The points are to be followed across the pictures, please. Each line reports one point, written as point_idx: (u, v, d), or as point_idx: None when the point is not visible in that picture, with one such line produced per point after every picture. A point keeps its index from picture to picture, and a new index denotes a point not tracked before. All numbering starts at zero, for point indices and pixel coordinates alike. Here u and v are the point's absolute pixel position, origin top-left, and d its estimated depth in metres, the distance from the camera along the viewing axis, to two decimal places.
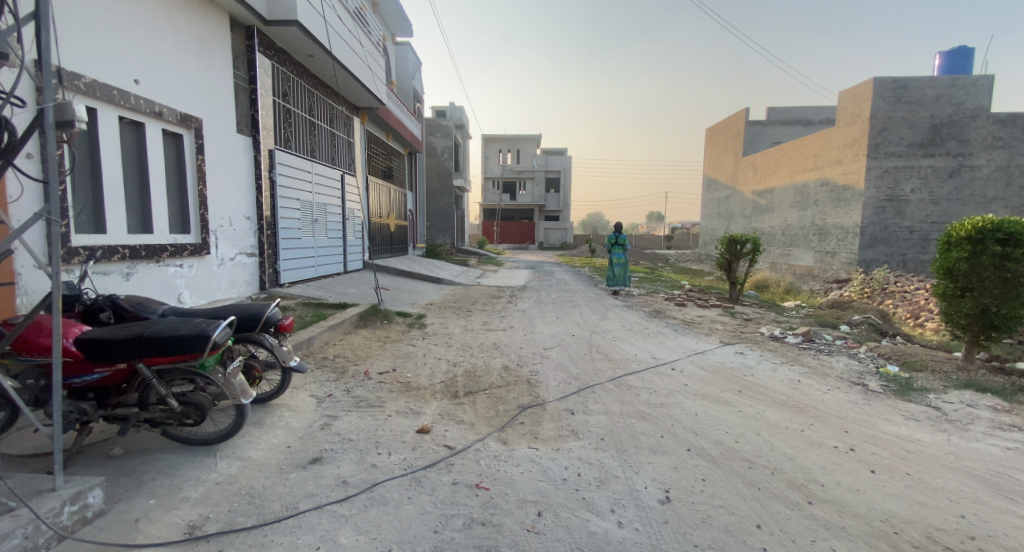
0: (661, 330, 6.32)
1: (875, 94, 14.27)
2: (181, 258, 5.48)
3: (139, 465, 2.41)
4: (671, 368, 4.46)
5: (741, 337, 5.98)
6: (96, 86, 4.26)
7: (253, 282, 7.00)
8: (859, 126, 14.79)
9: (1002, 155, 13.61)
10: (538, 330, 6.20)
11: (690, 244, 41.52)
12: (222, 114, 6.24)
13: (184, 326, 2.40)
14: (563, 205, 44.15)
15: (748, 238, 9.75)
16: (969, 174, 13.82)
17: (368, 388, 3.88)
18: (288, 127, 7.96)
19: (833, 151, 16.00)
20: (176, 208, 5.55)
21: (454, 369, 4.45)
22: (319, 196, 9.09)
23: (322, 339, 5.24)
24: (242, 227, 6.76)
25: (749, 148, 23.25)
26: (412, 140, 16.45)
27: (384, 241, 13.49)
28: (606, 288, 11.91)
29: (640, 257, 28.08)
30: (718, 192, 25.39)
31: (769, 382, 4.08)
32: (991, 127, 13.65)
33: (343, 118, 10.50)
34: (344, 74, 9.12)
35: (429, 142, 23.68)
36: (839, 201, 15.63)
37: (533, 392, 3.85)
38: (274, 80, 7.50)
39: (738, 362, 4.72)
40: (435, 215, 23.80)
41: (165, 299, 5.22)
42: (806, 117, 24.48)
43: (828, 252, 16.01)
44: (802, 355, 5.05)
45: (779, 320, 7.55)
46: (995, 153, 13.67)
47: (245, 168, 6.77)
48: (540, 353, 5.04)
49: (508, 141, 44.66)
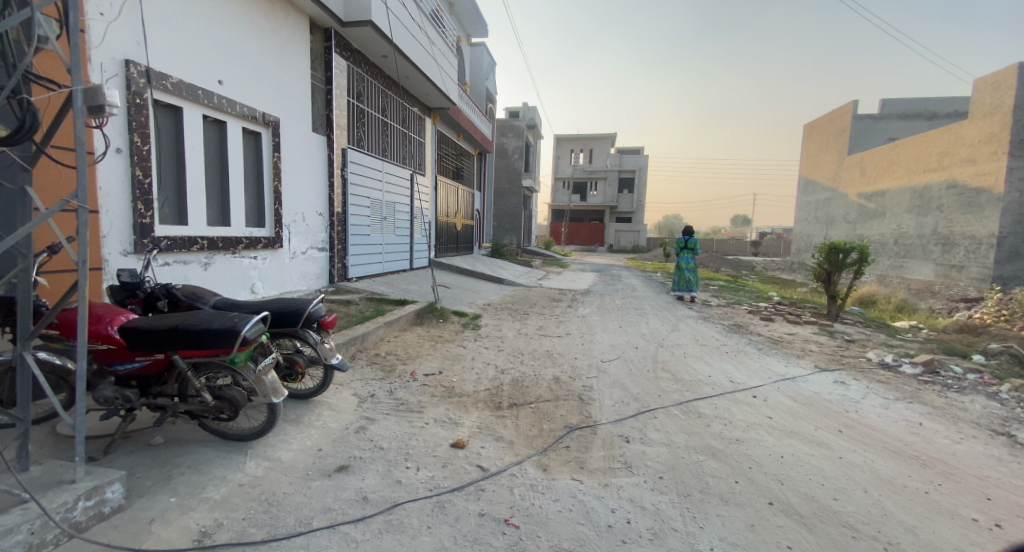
0: (740, 348, 5.57)
1: (1022, 78, 11.90)
2: (255, 250, 5.77)
3: (174, 458, 2.43)
4: (752, 396, 3.82)
5: (840, 363, 5.06)
6: (181, 86, 4.60)
7: (323, 275, 7.29)
8: (998, 119, 12.41)
9: None
10: (598, 339, 5.74)
11: (778, 252, 37.95)
12: (300, 113, 6.53)
13: (217, 319, 2.37)
14: (636, 207, 42.40)
15: (852, 246, 8.42)
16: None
17: (411, 391, 3.73)
18: (361, 127, 8.22)
19: (964, 147, 13.59)
20: (253, 203, 5.85)
21: (501, 377, 4.18)
22: (388, 194, 9.31)
23: (377, 335, 5.24)
24: (315, 222, 7.03)
25: (856, 145, 20.55)
26: (482, 140, 16.52)
27: (450, 240, 13.65)
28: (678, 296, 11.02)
29: (719, 263, 26.05)
30: (815, 194, 22.79)
31: (879, 423, 3.32)
32: None
33: (415, 119, 10.72)
34: (417, 74, 9.24)
35: (500, 143, 23.79)
36: (970, 206, 13.22)
37: (584, 411, 3.46)
38: (349, 81, 7.76)
39: (838, 394, 3.94)
40: (504, 215, 23.86)
41: (239, 289, 5.51)
42: (930, 110, 21.16)
43: (953, 266, 13.60)
44: (922, 390, 4.12)
45: (889, 344, 6.38)
46: None
47: (319, 166, 7.05)
48: (597, 365, 4.60)
49: (581, 141, 43.83)
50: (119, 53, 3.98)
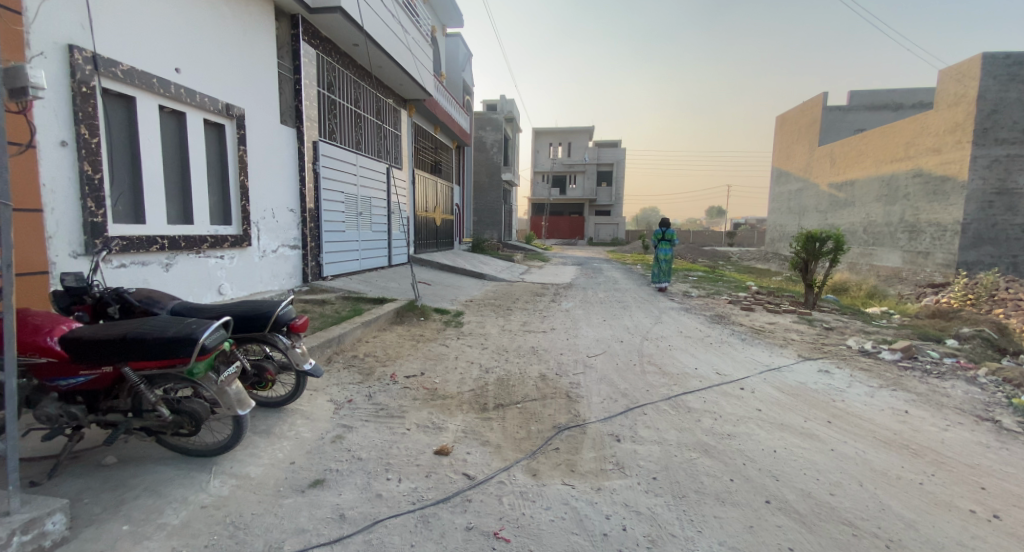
0: (724, 339, 5.56)
1: (984, 70, 12.30)
2: (221, 249, 5.45)
3: (128, 479, 2.21)
4: (740, 388, 3.78)
5: (822, 351, 5.10)
6: (133, 74, 4.27)
7: (296, 274, 6.98)
8: (962, 109, 12.82)
9: None
10: (582, 334, 5.65)
11: (753, 242, 38.89)
12: (266, 104, 6.19)
13: (171, 327, 2.13)
14: (616, 199, 42.63)
15: (828, 234, 8.56)
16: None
17: (391, 395, 3.55)
18: (333, 119, 7.89)
19: (929, 137, 14.01)
20: (218, 199, 5.52)
21: (486, 376, 4.03)
22: (363, 189, 9.01)
23: (354, 336, 5.02)
24: (286, 219, 6.72)
25: (826, 136, 21.04)
26: (460, 133, 16.22)
27: (429, 236, 13.39)
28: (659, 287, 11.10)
29: (697, 254, 26.44)
30: (789, 185, 23.29)
31: (866, 412, 3.31)
32: None
33: (390, 111, 10.40)
34: (390, 64, 8.92)
35: (479, 136, 23.50)
36: (935, 194, 13.66)
37: (572, 410, 3.35)
38: (319, 71, 7.43)
39: (824, 383, 3.93)
40: (484, 210, 23.63)
41: (205, 291, 5.20)
42: (896, 101, 21.79)
43: (920, 252, 14.07)
44: (904, 376, 4.15)
45: (867, 331, 6.48)
46: None
47: (288, 160, 6.72)
48: (583, 361, 4.51)
49: (560, 134, 43.78)
50: (61, 37, 3.65)
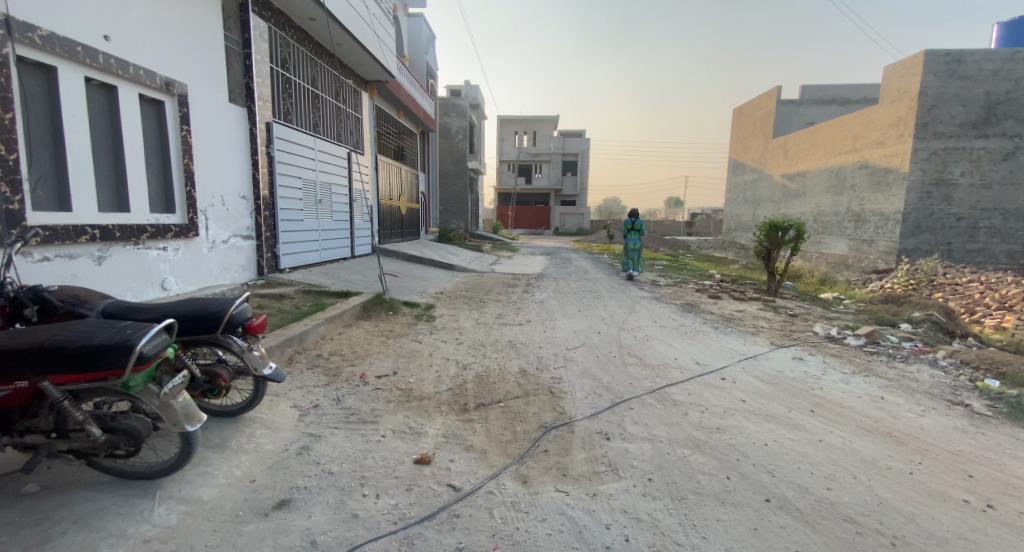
0: (699, 328, 5.59)
1: (926, 67, 13.01)
2: (163, 240, 4.91)
3: (52, 511, 1.85)
4: (722, 378, 3.76)
5: (792, 338, 5.21)
6: (54, 40, 3.68)
7: (250, 267, 6.46)
8: (905, 104, 13.54)
9: None
10: (559, 326, 5.52)
11: (710, 231, 40.38)
12: (211, 79, 5.61)
13: (102, 332, 1.78)
14: (581, 189, 42.91)
15: (790, 224, 8.81)
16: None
17: (361, 398, 3.28)
18: (288, 99, 7.32)
19: (874, 131, 14.75)
20: (159, 184, 4.95)
21: (463, 373, 3.82)
22: (323, 175, 8.48)
23: (317, 333, 4.67)
24: (237, 207, 6.19)
25: (781, 128, 21.87)
26: (425, 118, 15.66)
27: (394, 225, 12.90)
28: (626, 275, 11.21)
29: (660, 244, 27.03)
30: (745, 176, 24.10)
31: (844, 399, 3.36)
32: None
33: (350, 92, 9.83)
34: (351, 42, 8.38)
35: (443, 122, 22.87)
36: (879, 185, 14.45)
37: (557, 407, 3.20)
38: (272, 46, 6.83)
39: (800, 371, 3.98)
40: (449, 199, 23.12)
41: (146, 286, 4.69)
42: (843, 96, 22.87)
43: (864, 241, 14.91)
44: (872, 362, 4.29)
45: (829, 317, 6.72)
46: None
47: (239, 142, 6.16)
48: (563, 354, 4.37)
49: (525, 122, 43.47)
50: None
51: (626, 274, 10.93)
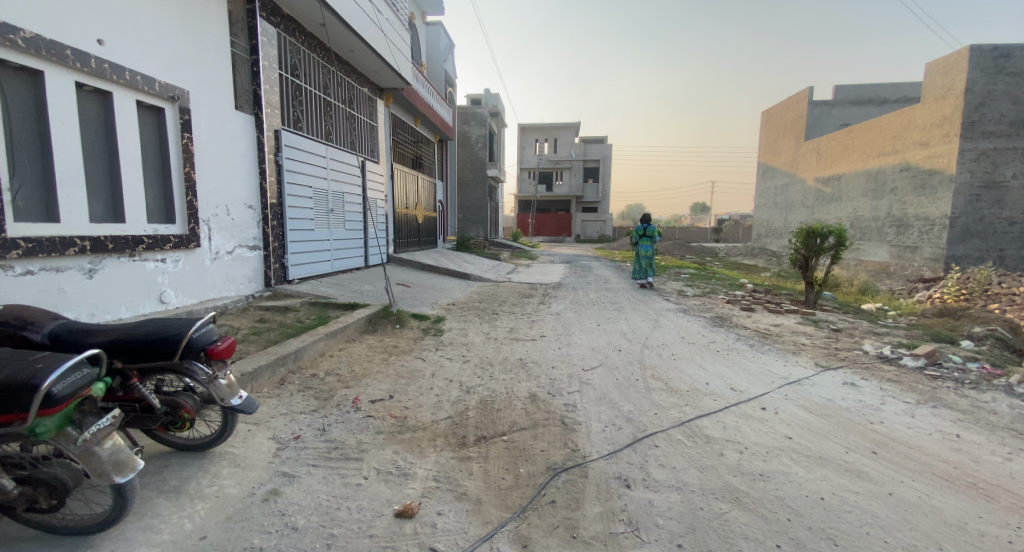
0: (731, 345, 5.04)
1: (972, 62, 12.09)
2: (162, 251, 4.74)
3: None
4: (762, 408, 3.26)
5: (838, 358, 4.62)
6: (40, 43, 3.53)
7: (257, 278, 6.28)
8: (949, 102, 12.61)
9: None
10: (576, 342, 5.08)
11: (737, 237, 39.08)
12: (216, 86, 5.47)
13: (6, 365, 1.52)
14: (602, 196, 42.27)
15: (830, 229, 8.11)
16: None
17: (350, 427, 2.94)
18: (298, 106, 7.18)
19: (916, 131, 13.81)
20: (157, 193, 4.79)
21: (466, 398, 3.44)
22: (335, 183, 8.33)
23: (316, 350, 4.38)
24: (244, 217, 6.02)
25: (813, 131, 20.88)
26: (443, 125, 15.51)
27: (411, 234, 12.71)
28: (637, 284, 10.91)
29: (686, 251, 26.14)
30: (775, 180, 23.13)
31: (912, 438, 2.81)
32: None
33: (364, 100, 9.71)
34: (363, 48, 8.23)
35: (463, 131, 22.78)
36: (923, 188, 13.45)
37: (568, 443, 2.78)
38: (281, 53, 6.71)
39: (854, 400, 3.44)
40: (469, 207, 22.97)
41: (143, 300, 4.52)
42: (880, 95, 21.67)
43: (907, 247, 13.88)
44: (938, 388, 3.68)
45: (877, 333, 6.05)
46: None
47: (245, 149, 6.00)
48: (578, 376, 3.94)
49: (546, 130, 43.26)
50: None
51: (642, 283, 10.50)
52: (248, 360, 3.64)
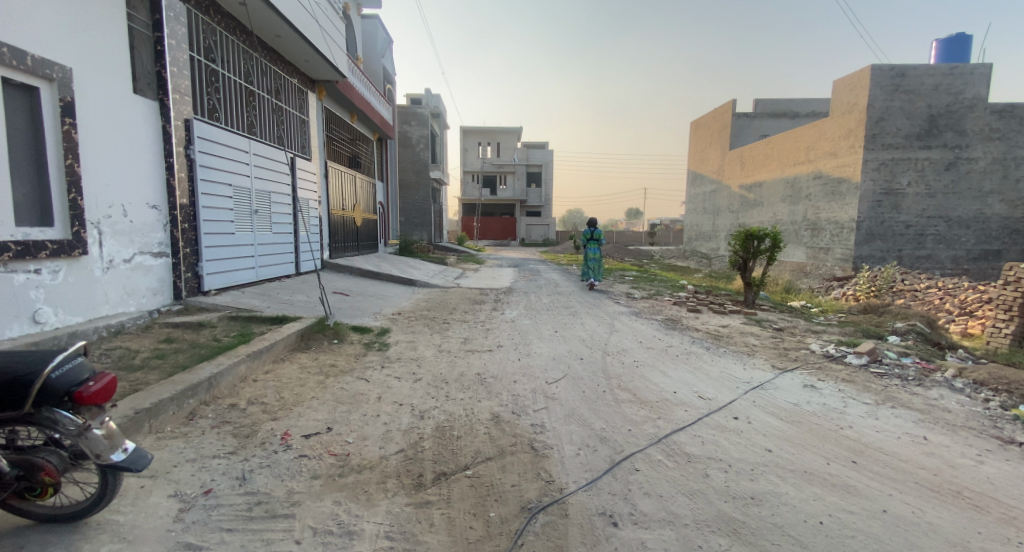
0: (689, 348, 4.99)
1: (872, 82, 13.38)
2: (35, 261, 3.77)
3: None
4: (734, 418, 3.14)
5: (789, 358, 4.70)
6: None
7: (163, 290, 5.36)
8: (855, 116, 13.88)
9: (999, 147, 12.93)
10: (535, 351, 4.78)
11: (671, 240, 41.27)
12: (111, 64, 4.55)
13: None
14: (545, 200, 42.83)
15: (766, 232, 8.49)
16: (965, 167, 13.04)
17: (279, 473, 2.41)
18: (214, 93, 6.32)
19: (826, 142, 15.10)
20: (30, 190, 3.79)
21: (419, 426, 3.00)
22: (260, 182, 7.47)
23: (236, 376, 3.72)
24: (145, 218, 5.10)
25: (737, 140, 22.37)
26: (382, 124, 14.74)
27: (349, 238, 11.86)
28: (584, 286, 10.89)
29: (625, 254, 27.01)
30: (704, 187, 24.53)
31: (883, 443, 2.79)
32: (988, 118, 12.96)
33: (293, 92, 8.88)
34: (292, 34, 7.47)
35: (403, 131, 21.96)
36: (833, 195, 14.70)
37: (541, 473, 2.46)
38: (192, 31, 5.86)
39: (818, 403, 3.42)
40: (411, 209, 22.16)
41: (8, 320, 3.55)
42: (794, 110, 23.67)
43: (821, 248, 15.14)
44: (889, 388, 3.82)
45: (815, 331, 6.34)
46: (992, 145, 12.97)
47: (147, 140, 5.10)
48: (542, 391, 3.64)
49: (488, 133, 43.08)
50: None
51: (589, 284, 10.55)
52: (146, 393, 2.94)
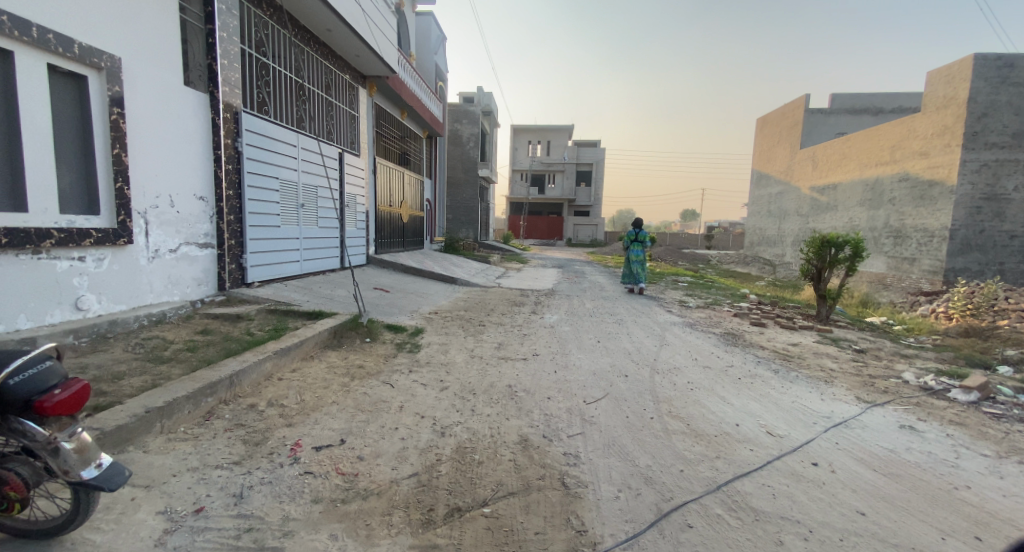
0: (753, 371, 4.35)
1: (975, 72, 11.70)
2: (79, 248, 3.84)
3: None
4: (813, 464, 2.58)
5: (876, 389, 3.96)
6: None
7: (207, 280, 5.45)
8: (952, 112, 12.17)
9: None
10: (574, 364, 4.35)
11: (728, 244, 39.03)
12: (161, 56, 4.63)
13: None
14: (595, 200, 41.79)
15: (846, 239, 7.51)
16: None
17: (278, 492, 2.17)
18: (264, 87, 6.40)
19: (915, 141, 13.43)
20: (77, 178, 3.88)
21: (438, 446, 2.69)
22: (308, 176, 7.54)
23: (261, 373, 3.59)
24: (192, 209, 5.18)
25: (808, 139, 20.56)
26: (432, 120, 14.76)
27: (394, 234, 11.91)
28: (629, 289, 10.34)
29: (679, 257, 25.65)
30: (769, 188, 22.79)
31: (1018, 515, 2.15)
32: None
33: (344, 88, 8.96)
34: (342, 28, 7.49)
35: (453, 129, 22.03)
36: (923, 199, 13.02)
37: (571, 520, 2.06)
38: (244, 25, 5.93)
39: (922, 453, 2.77)
40: (459, 207, 22.21)
41: (49, 306, 3.64)
42: (876, 106, 21.44)
43: (904, 258, 13.47)
44: (1014, 436, 3.07)
45: (904, 355, 5.45)
46: None
47: (197, 132, 5.18)
48: (580, 412, 3.22)
49: (539, 132, 42.66)
50: None
51: (633, 287, 10.04)
52: (163, 391, 2.83)
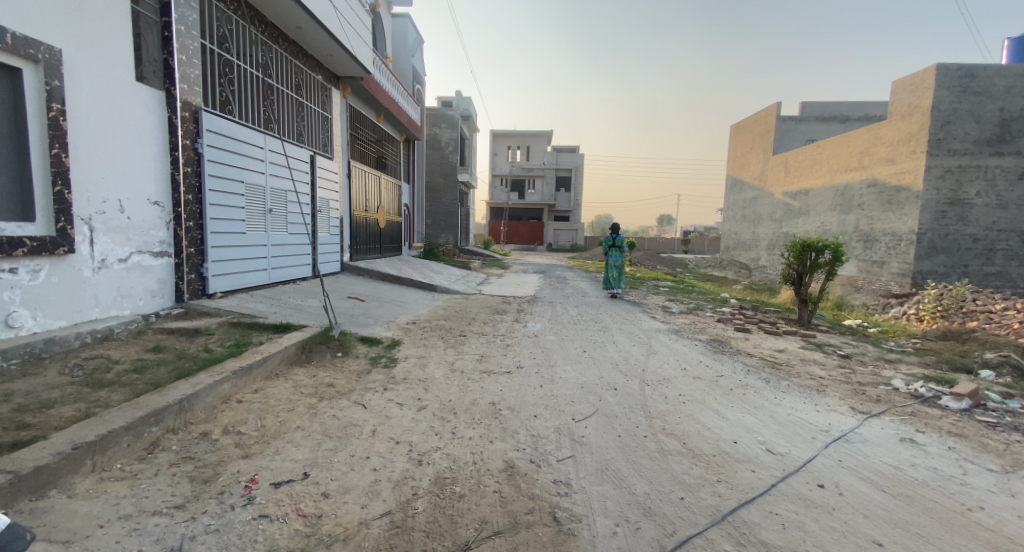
0: (743, 381, 4.21)
1: (937, 82, 12.09)
2: (9, 259, 3.43)
3: None
4: (819, 486, 2.42)
5: (868, 398, 3.86)
6: None
7: (163, 292, 5.03)
8: (916, 120, 12.55)
9: None
10: (560, 377, 4.13)
11: (704, 248, 39.65)
12: (110, 49, 4.24)
13: None
14: (574, 205, 41.95)
15: (825, 244, 7.54)
16: None
17: (225, 544, 1.86)
18: (228, 84, 6.03)
19: (883, 147, 13.80)
20: (7, 180, 3.48)
21: (414, 479, 2.41)
22: (277, 179, 7.15)
23: (218, 395, 3.25)
24: (146, 215, 4.77)
25: (780, 145, 21.04)
26: (410, 124, 14.45)
27: (371, 240, 11.54)
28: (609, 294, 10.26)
29: (657, 262, 25.87)
30: (744, 194, 23.21)
31: None
32: None
33: (316, 88, 8.60)
34: (313, 26, 7.16)
35: (432, 133, 21.72)
36: (891, 204, 13.38)
37: None
38: (204, 20, 5.57)
39: (927, 468, 2.64)
40: (438, 212, 21.85)
41: None
42: (844, 114, 22.09)
43: (874, 262, 13.79)
44: (1011, 445, 2.99)
45: (887, 360, 5.42)
46: None
47: (150, 132, 4.78)
48: (569, 432, 2.99)
49: (518, 137, 42.70)
50: None
51: (613, 292, 9.94)
52: (97, 422, 2.47)
